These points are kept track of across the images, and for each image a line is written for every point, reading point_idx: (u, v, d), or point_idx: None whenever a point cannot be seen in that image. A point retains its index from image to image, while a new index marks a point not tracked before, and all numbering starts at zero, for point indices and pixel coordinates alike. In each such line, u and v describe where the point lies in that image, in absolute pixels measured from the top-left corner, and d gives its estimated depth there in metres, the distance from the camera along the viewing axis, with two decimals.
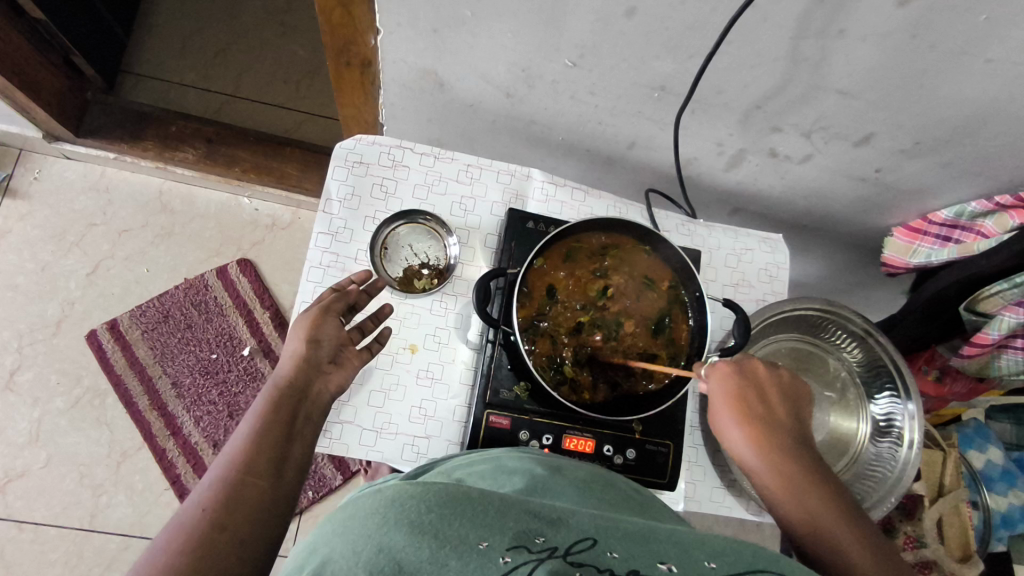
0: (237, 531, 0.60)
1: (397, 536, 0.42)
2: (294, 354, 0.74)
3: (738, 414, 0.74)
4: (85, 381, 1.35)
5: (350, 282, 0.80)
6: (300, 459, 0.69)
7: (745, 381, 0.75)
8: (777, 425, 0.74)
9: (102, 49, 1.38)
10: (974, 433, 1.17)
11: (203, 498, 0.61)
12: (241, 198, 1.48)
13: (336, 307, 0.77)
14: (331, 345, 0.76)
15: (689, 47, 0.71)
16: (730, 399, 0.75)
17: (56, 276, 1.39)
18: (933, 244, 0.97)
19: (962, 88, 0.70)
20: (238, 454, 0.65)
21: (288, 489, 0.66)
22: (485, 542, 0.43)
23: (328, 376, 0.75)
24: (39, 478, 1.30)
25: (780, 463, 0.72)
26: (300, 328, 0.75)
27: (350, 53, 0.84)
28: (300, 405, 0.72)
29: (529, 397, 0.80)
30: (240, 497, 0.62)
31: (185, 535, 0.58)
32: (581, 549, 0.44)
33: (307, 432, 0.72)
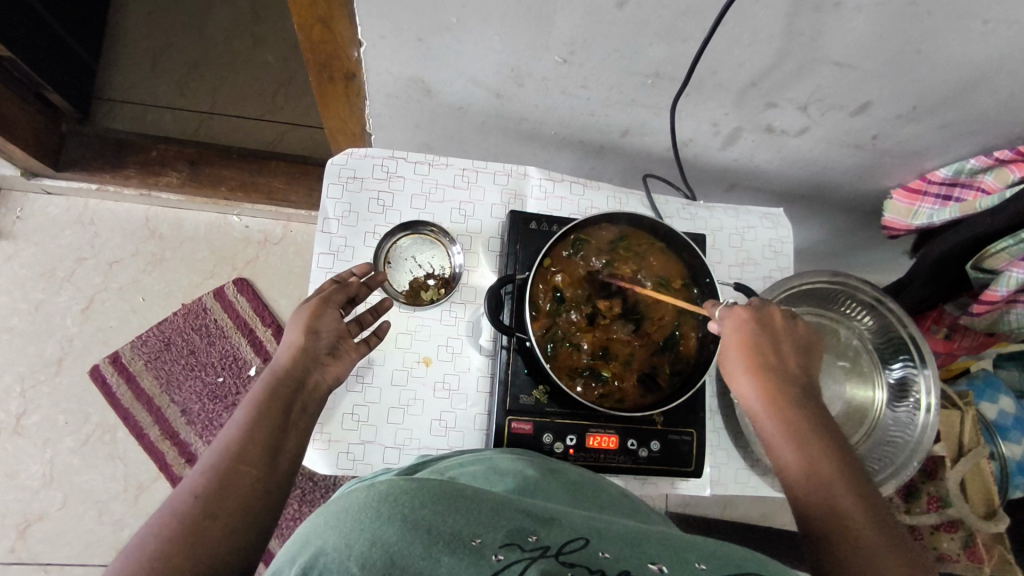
0: (227, 522, 0.57)
1: (390, 529, 0.39)
2: (292, 343, 0.71)
3: (752, 364, 0.70)
4: (93, 417, 1.34)
5: (350, 274, 0.78)
6: (294, 450, 0.66)
7: (764, 330, 0.71)
8: (789, 379, 0.70)
9: (71, 78, 1.34)
10: (985, 385, 1.18)
11: (195, 485, 0.59)
12: (230, 217, 1.46)
13: (336, 298, 0.75)
14: (329, 337, 0.73)
15: (682, 33, 0.69)
16: (745, 346, 0.70)
17: (51, 314, 1.37)
18: (934, 205, 0.96)
19: (960, 51, 0.69)
20: (232, 442, 0.63)
21: (281, 479, 0.63)
22: (478, 538, 0.42)
23: (327, 368, 0.72)
24: (59, 519, 1.29)
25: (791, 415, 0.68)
26: (300, 318, 0.73)
27: (333, 67, 0.82)
28: (297, 395, 0.69)
29: (548, 399, 0.79)
30: (231, 485, 0.59)
31: (173, 523, 0.55)
32: (574, 549, 0.44)
33: (303, 424, 0.68)
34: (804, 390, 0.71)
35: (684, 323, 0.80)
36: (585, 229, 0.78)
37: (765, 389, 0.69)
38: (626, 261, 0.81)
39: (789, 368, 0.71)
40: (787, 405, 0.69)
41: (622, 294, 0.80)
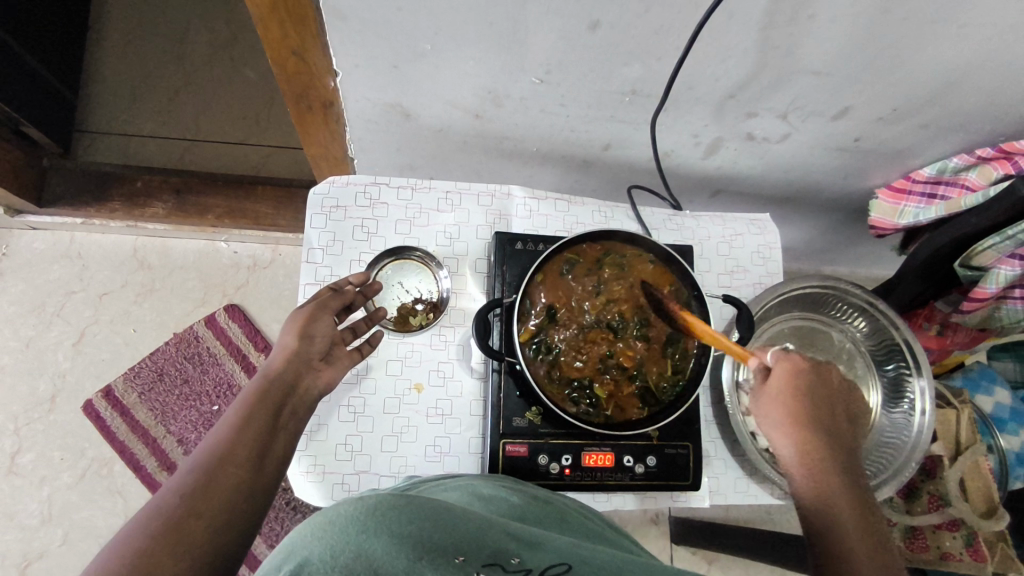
0: (213, 520, 0.52)
1: (377, 544, 0.38)
2: (285, 348, 0.68)
3: (794, 412, 0.65)
4: (89, 452, 1.33)
5: (348, 283, 0.77)
6: (283, 453, 0.62)
7: (814, 380, 0.66)
8: (832, 438, 0.65)
9: (50, 112, 1.33)
10: (979, 377, 1.19)
11: (180, 483, 0.54)
12: (219, 243, 1.45)
13: (333, 305, 0.73)
14: (322, 343, 0.71)
15: (658, 51, 0.69)
16: (791, 395, 0.65)
17: (41, 351, 1.36)
18: (919, 203, 0.97)
19: (936, 55, 0.69)
20: (221, 440, 0.58)
21: (269, 482, 0.59)
22: (462, 557, 0.42)
23: (318, 372, 0.69)
24: (60, 556, 1.28)
25: (829, 475, 0.62)
26: (294, 321, 0.70)
27: (310, 97, 0.82)
28: (287, 398, 0.65)
29: (542, 420, 0.79)
30: (217, 482, 0.54)
31: (156, 521, 0.50)
32: (557, 572, 0.44)
33: (292, 429, 0.65)
34: (847, 455, 0.65)
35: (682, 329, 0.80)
36: (572, 249, 0.78)
37: (805, 442, 0.64)
38: (614, 276, 0.81)
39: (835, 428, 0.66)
40: (825, 462, 0.63)
41: (615, 302, 0.80)
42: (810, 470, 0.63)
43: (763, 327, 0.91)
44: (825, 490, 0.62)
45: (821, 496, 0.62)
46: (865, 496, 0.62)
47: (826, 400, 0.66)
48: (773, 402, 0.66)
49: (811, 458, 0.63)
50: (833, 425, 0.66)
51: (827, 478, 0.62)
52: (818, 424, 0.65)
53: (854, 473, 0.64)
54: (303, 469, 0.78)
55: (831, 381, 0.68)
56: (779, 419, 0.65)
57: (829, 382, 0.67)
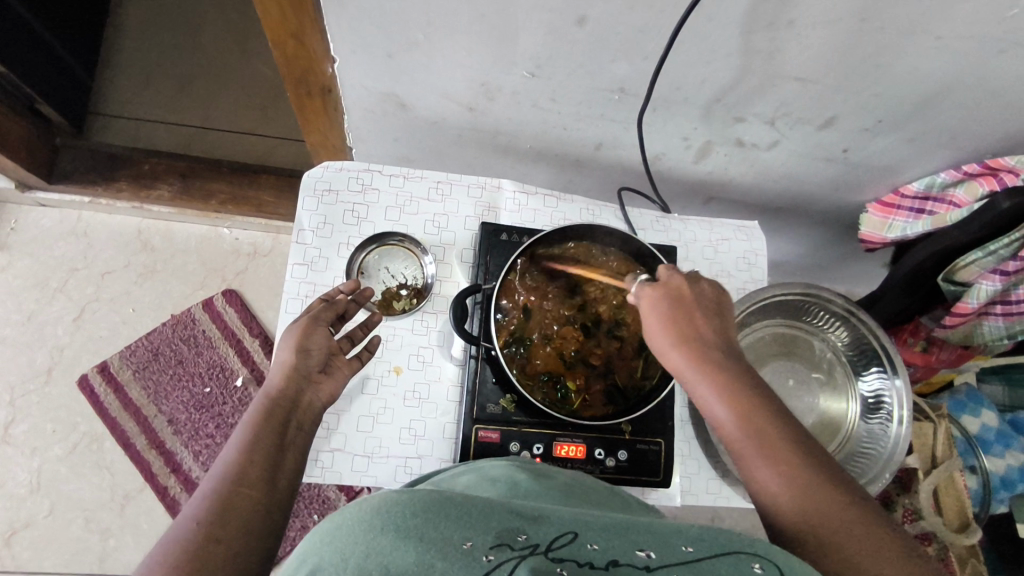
0: (231, 542, 0.55)
1: (384, 541, 0.40)
2: (282, 364, 0.70)
3: (675, 333, 0.67)
4: (81, 427, 1.35)
5: (338, 292, 0.78)
6: (293, 466, 0.65)
7: (683, 299, 0.69)
8: (722, 350, 0.66)
9: (66, 92, 1.37)
10: (967, 398, 1.18)
11: (197, 509, 0.57)
12: (221, 229, 1.48)
13: (325, 316, 0.74)
14: (319, 355, 0.72)
15: (643, 49, 0.71)
16: (668, 316, 0.67)
17: (42, 325, 1.39)
18: (908, 218, 0.97)
19: (917, 66, 0.70)
20: (231, 464, 0.61)
21: (282, 497, 0.62)
22: (469, 542, 0.42)
23: (318, 386, 0.71)
24: (45, 527, 1.30)
25: (732, 390, 0.64)
26: (290, 336, 0.72)
27: (309, 82, 0.84)
28: (292, 414, 0.67)
29: (515, 408, 0.80)
30: (232, 508, 0.58)
31: (179, 549, 0.53)
32: (563, 544, 0.45)
33: (300, 443, 0.67)
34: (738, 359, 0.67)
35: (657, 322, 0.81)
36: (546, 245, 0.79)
37: (705, 366, 0.65)
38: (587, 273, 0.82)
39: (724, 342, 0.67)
40: (725, 377, 0.64)
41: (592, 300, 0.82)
42: (721, 390, 0.64)
43: (745, 332, 0.91)
44: (734, 405, 0.63)
45: (736, 413, 0.63)
46: (769, 393, 0.65)
47: (702, 316, 0.68)
48: (658, 332, 0.67)
49: (717, 379, 0.64)
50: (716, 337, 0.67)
51: (735, 394, 0.63)
52: (706, 344, 0.66)
53: (754, 375, 0.66)
54: None
55: (704, 299, 0.70)
56: (672, 350, 0.66)
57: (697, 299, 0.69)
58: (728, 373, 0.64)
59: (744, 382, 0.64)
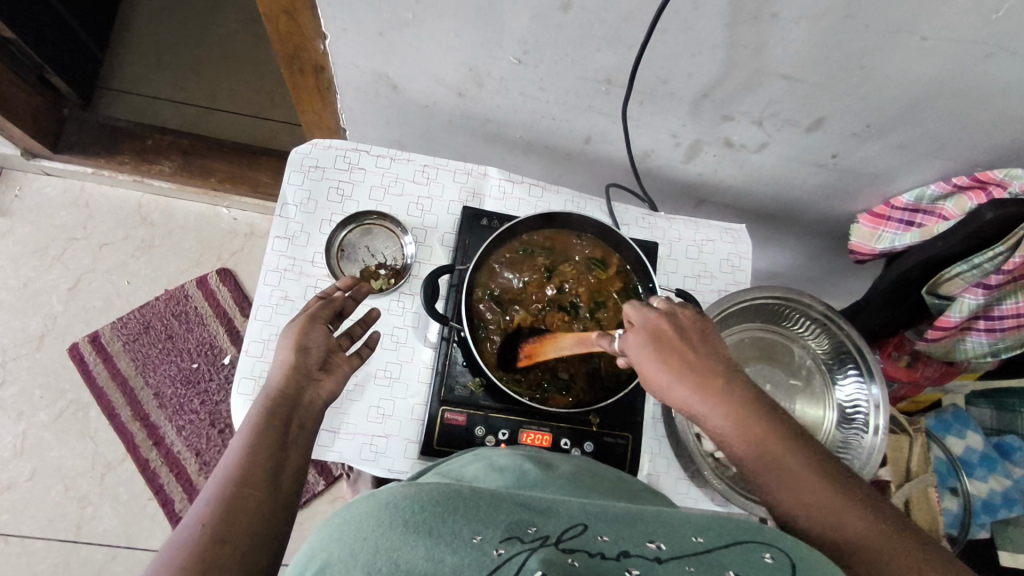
0: (238, 544, 0.54)
1: (393, 537, 0.42)
2: (282, 363, 0.69)
3: (673, 372, 0.62)
4: (68, 394, 1.37)
5: (335, 290, 0.78)
6: (297, 466, 0.63)
7: (668, 331, 0.63)
8: (723, 378, 0.62)
9: (77, 65, 1.40)
10: (953, 419, 1.17)
11: (201, 511, 0.56)
12: (220, 208, 1.50)
13: (324, 313, 0.74)
14: (319, 352, 0.71)
15: (629, 39, 0.71)
16: (662, 355, 0.62)
17: (38, 292, 1.41)
18: (897, 229, 0.96)
19: (903, 68, 0.69)
20: (233, 465, 0.60)
21: (288, 496, 0.60)
22: (480, 536, 0.43)
23: (319, 383, 0.70)
24: (25, 491, 1.31)
25: (744, 424, 0.60)
26: (288, 335, 0.71)
27: (302, 59, 0.85)
28: (293, 414, 0.66)
29: (483, 392, 0.81)
30: (237, 509, 0.56)
31: (184, 551, 0.52)
32: (572, 535, 0.45)
33: (303, 443, 0.66)
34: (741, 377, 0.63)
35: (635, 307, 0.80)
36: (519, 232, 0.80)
37: (711, 402, 0.61)
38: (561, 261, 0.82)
39: (722, 367, 0.63)
40: (734, 412, 0.61)
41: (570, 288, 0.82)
42: (732, 427, 0.61)
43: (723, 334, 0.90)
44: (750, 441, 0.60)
45: (753, 447, 0.60)
46: (777, 413, 0.62)
47: (693, 342, 0.63)
48: (655, 373, 0.62)
49: (725, 415, 0.61)
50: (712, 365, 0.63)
51: (746, 428, 0.60)
52: (707, 374, 0.62)
53: (760, 395, 0.62)
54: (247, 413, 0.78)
55: (690, 322, 0.65)
56: (675, 391, 0.62)
57: (681, 325, 0.64)
58: (734, 405, 0.61)
59: (753, 411, 0.61)
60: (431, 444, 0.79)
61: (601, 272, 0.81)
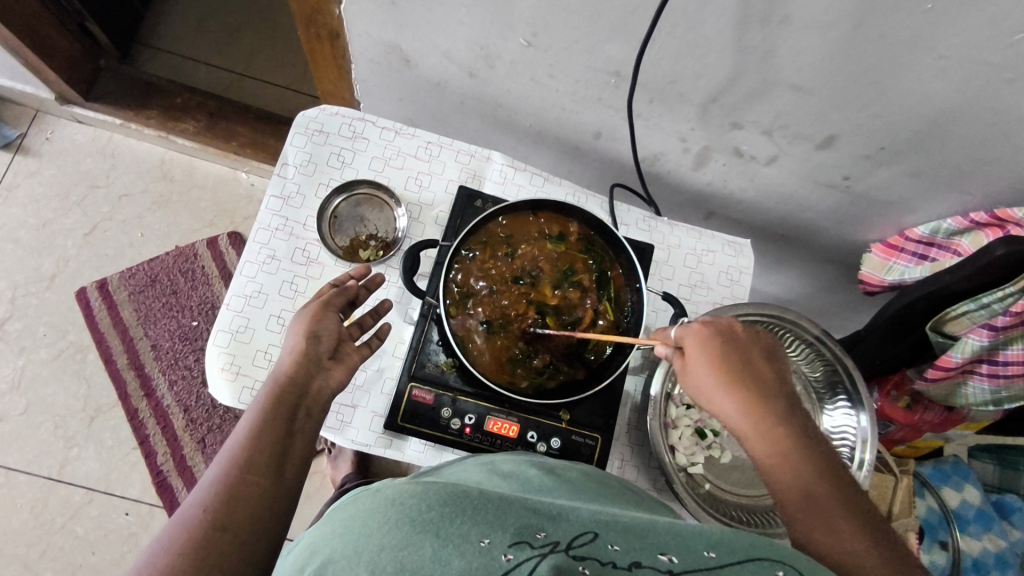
0: (238, 531, 0.53)
1: (398, 535, 0.41)
2: (292, 349, 0.66)
3: (725, 381, 0.62)
4: (70, 336, 1.39)
5: (349, 278, 0.76)
6: (303, 454, 0.61)
7: (730, 345, 0.63)
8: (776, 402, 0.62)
9: (118, 19, 1.43)
10: (952, 470, 1.11)
11: (203, 496, 0.54)
12: (240, 172, 1.53)
13: (337, 301, 0.71)
14: (330, 340, 0.68)
15: (636, 30, 0.70)
16: (717, 363, 0.62)
17: (55, 233, 1.44)
18: (909, 262, 0.93)
19: (918, 87, 0.67)
20: (237, 451, 0.57)
21: (291, 486, 0.58)
22: (488, 539, 0.41)
23: (329, 372, 0.66)
24: (16, 425, 1.34)
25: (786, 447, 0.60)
26: (300, 321, 0.68)
27: (318, 22, 0.86)
28: (301, 401, 0.63)
29: (455, 372, 0.79)
30: (239, 498, 0.54)
31: (184, 539, 0.51)
32: (583, 544, 0.43)
33: (309, 431, 0.63)
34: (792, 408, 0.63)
35: (608, 296, 0.80)
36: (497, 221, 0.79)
37: (757, 415, 0.61)
38: (526, 245, 0.80)
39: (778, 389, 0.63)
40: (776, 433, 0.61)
41: (536, 274, 0.80)
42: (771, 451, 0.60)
43: None
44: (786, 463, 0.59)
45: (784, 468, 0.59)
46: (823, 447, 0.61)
47: (752, 361, 0.63)
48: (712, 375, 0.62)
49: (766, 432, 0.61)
50: (766, 386, 0.63)
51: (785, 450, 0.60)
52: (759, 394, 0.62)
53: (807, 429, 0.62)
54: (220, 365, 0.78)
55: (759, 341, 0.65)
56: (723, 394, 0.62)
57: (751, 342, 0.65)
58: (783, 425, 0.61)
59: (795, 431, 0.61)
60: (395, 418, 0.78)
61: (559, 247, 0.80)
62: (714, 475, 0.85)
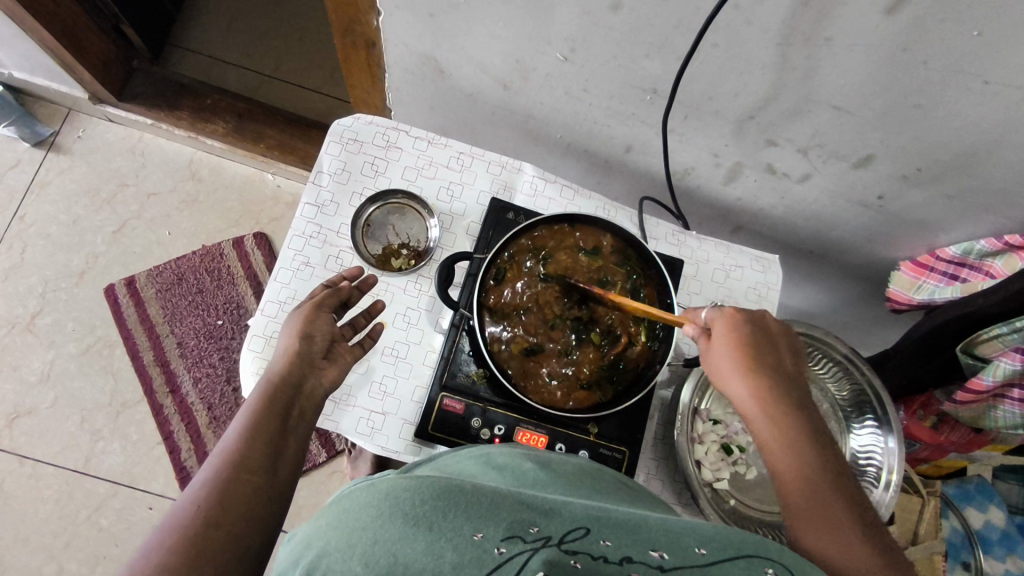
0: (232, 527, 0.54)
1: (391, 529, 0.41)
2: (286, 350, 0.69)
3: (745, 362, 0.64)
4: (98, 331, 1.42)
5: (342, 279, 0.79)
6: (296, 454, 0.64)
7: (755, 332, 0.66)
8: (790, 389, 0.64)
9: (150, 20, 1.45)
10: (976, 491, 1.12)
11: (197, 493, 0.56)
12: (266, 174, 1.54)
13: (330, 303, 0.75)
14: (323, 341, 0.72)
15: (677, 47, 0.70)
16: (738, 343, 0.65)
17: (85, 229, 1.47)
18: (939, 282, 0.91)
19: (959, 111, 0.66)
20: (232, 448, 0.60)
21: (284, 485, 0.61)
22: (480, 533, 0.42)
23: (322, 372, 0.71)
24: (44, 418, 1.36)
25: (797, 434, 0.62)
26: (293, 323, 0.72)
27: (354, 32, 0.86)
28: (295, 399, 0.66)
29: (485, 383, 0.80)
30: (233, 494, 0.56)
31: (178, 533, 0.52)
32: (574, 538, 0.44)
33: (302, 430, 0.66)
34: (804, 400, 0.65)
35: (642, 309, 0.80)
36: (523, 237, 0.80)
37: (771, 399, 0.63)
38: (557, 257, 0.80)
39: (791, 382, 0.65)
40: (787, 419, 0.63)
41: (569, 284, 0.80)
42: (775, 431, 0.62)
43: None
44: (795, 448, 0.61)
45: (790, 453, 0.61)
46: (828, 442, 0.63)
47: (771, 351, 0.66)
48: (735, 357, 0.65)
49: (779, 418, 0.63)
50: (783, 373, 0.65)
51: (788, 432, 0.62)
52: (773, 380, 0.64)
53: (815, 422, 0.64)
54: (254, 370, 0.79)
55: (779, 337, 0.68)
56: (737, 372, 0.64)
57: (779, 334, 0.68)
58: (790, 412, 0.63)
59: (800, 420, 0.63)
60: (426, 427, 0.78)
61: (593, 260, 0.81)
62: (740, 491, 0.85)
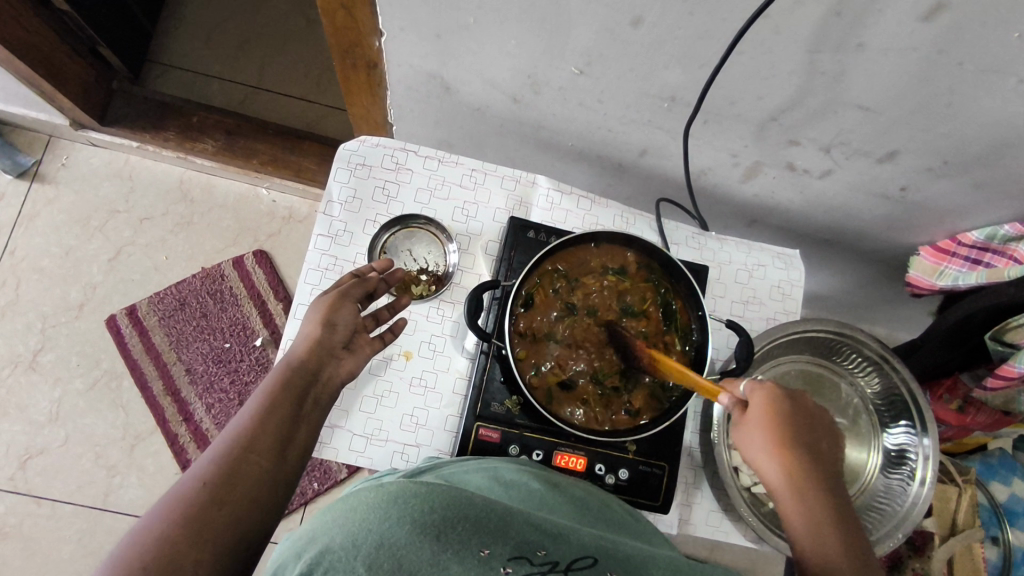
0: (235, 509, 0.53)
1: (399, 531, 0.40)
2: (307, 335, 0.66)
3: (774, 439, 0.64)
4: (103, 364, 1.39)
5: (370, 270, 0.74)
6: (305, 445, 0.61)
7: (789, 408, 0.65)
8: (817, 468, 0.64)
9: (127, 39, 1.40)
10: (999, 464, 1.14)
11: (205, 468, 0.54)
12: (260, 189, 1.50)
13: (355, 293, 0.70)
14: (345, 331, 0.68)
15: (700, 57, 0.67)
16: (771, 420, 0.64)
17: (79, 260, 1.42)
18: (962, 267, 0.90)
19: (992, 108, 0.65)
20: (244, 428, 0.58)
21: (291, 471, 0.59)
22: (486, 550, 0.43)
23: (340, 361, 0.67)
24: (57, 457, 1.33)
25: (839, 550, 0.60)
26: (316, 310, 0.68)
27: (355, 55, 0.82)
28: (309, 388, 0.63)
29: (520, 411, 0.79)
30: (238, 473, 0.54)
31: (176, 506, 0.51)
32: (581, 567, 0.45)
33: (314, 417, 0.63)
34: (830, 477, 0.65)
35: (672, 333, 0.79)
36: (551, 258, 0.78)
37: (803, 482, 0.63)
38: (586, 275, 0.80)
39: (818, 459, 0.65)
40: (821, 523, 0.62)
41: (599, 298, 0.79)
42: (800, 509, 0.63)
43: (769, 365, 0.86)
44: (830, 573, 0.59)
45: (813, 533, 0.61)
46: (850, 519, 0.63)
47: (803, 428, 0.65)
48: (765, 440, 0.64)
49: (807, 503, 0.63)
50: (812, 449, 0.65)
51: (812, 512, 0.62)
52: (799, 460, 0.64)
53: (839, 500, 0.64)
54: None
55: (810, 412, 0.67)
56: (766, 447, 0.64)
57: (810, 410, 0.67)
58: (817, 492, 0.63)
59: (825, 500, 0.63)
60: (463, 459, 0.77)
61: (620, 278, 0.80)
62: None
